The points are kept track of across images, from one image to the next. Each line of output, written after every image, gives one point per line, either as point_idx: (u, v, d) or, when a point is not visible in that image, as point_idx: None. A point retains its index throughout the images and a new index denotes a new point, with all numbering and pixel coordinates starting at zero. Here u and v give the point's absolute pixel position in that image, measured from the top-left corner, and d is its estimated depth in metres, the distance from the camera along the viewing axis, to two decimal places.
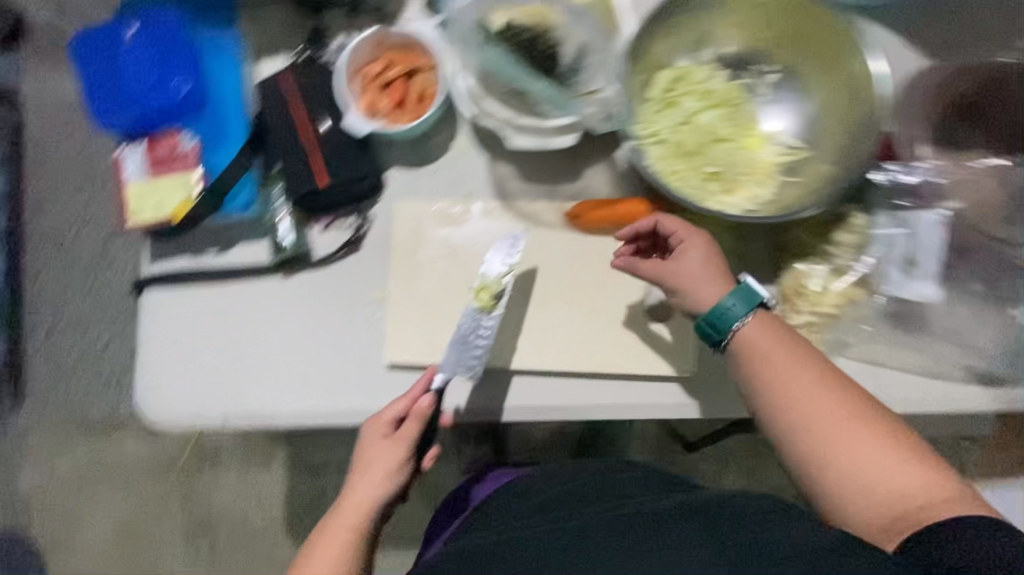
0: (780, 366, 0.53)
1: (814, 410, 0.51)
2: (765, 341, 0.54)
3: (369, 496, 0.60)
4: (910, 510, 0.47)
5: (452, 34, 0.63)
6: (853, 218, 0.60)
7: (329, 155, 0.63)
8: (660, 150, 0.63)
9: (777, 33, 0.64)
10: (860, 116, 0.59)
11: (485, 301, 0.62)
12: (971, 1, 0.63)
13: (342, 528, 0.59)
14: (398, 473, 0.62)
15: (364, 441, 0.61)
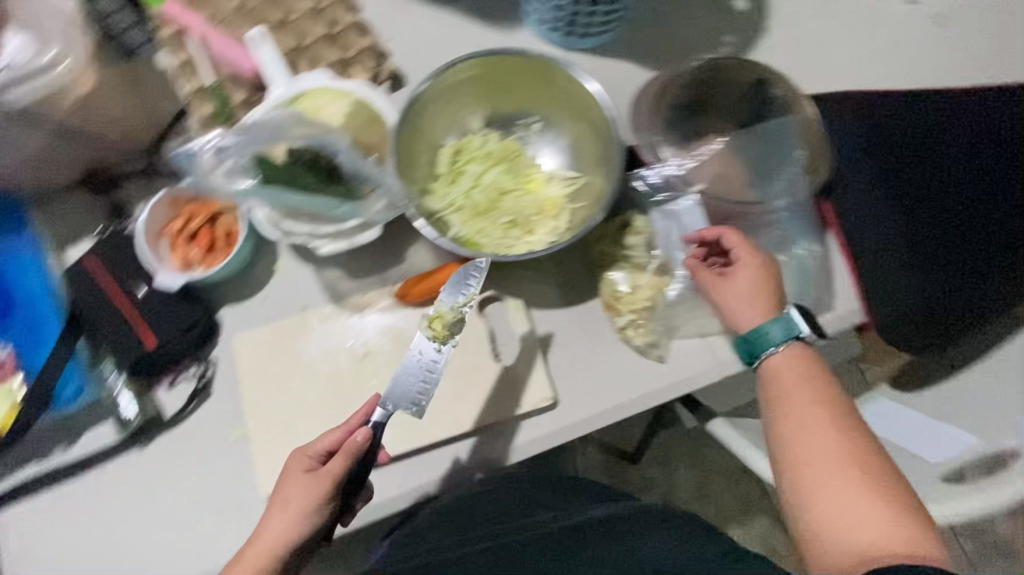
0: (792, 388, 0.56)
1: (807, 432, 0.53)
2: (784, 372, 0.58)
3: (277, 538, 0.56)
4: (871, 558, 0.46)
5: (220, 178, 0.64)
6: (633, 222, 0.68)
7: (150, 317, 0.65)
8: (460, 217, 0.70)
9: (518, 92, 0.72)
10: (602, 136, 0.68)
11: (439, 331, 0.60)
12: (657, 35, 0.80)
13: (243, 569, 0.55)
14: (314, 520, 0.57)
15: (288, 473, 0.59)
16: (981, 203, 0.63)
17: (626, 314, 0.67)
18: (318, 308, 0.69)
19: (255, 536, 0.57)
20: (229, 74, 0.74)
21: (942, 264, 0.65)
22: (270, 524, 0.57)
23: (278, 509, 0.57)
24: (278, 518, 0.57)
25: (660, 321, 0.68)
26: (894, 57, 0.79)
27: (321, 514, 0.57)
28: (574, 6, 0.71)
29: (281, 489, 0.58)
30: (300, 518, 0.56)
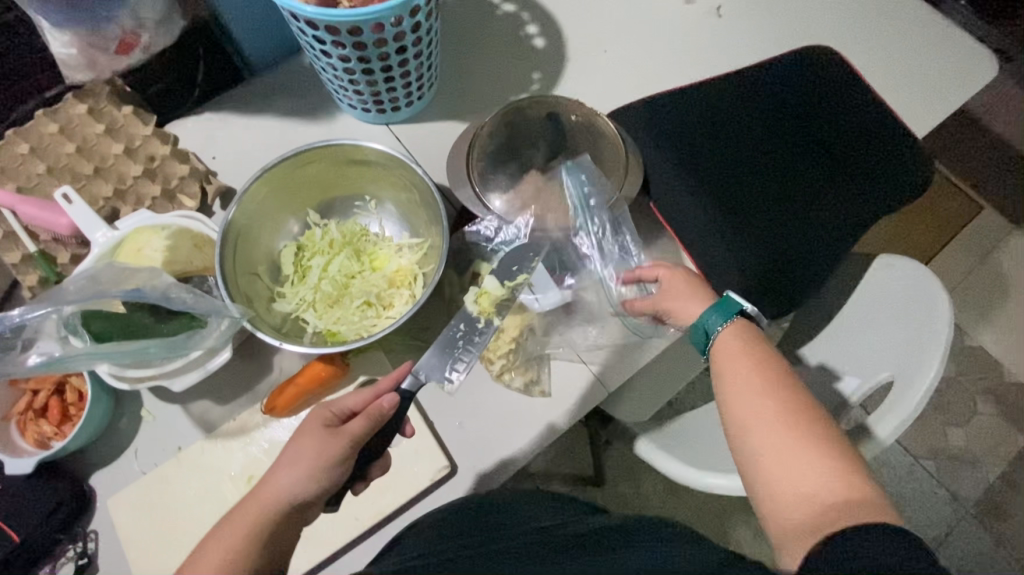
0: (739, 358, 0.57)
1: (757, 397, 0.53)
2: (729, 344, 0.58)
3: (284, 493, 0.52)
4: (827, 511, 0.46)
5: (35, 357, 0.59)
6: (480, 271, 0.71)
7: (8, 510, 0.61)
8: (315, 311, 0.70)
9: (340, 181, 0.75)
10: (425, 198, 0.70)
11: (485, 305, 0.67)
12: (466, 90, 0.84)
13: (233, 531, 0.50)
14: (323, 482, 0.53)
15: (307, 425, 0.56)
16: (766, 169, 0.72)
17: (499, 359, 0.68)
18: (191, 447, 0.66)
19: (253, 492, 0.52)
20: (50, 236, 0.73)
21: (763, 226, 0.70)
22: (278, 477, 0.52)
23: (287, 465, 0.53)
24: (289, 472, 0.52)
25: (532, 356, 0.69)
26: (682, 59, 0.86)
27: (333, 476, 0.53)
28: (372, 87, 0.74)
29: (297, 440, 0.55)
30: (315, 474, 0.52)
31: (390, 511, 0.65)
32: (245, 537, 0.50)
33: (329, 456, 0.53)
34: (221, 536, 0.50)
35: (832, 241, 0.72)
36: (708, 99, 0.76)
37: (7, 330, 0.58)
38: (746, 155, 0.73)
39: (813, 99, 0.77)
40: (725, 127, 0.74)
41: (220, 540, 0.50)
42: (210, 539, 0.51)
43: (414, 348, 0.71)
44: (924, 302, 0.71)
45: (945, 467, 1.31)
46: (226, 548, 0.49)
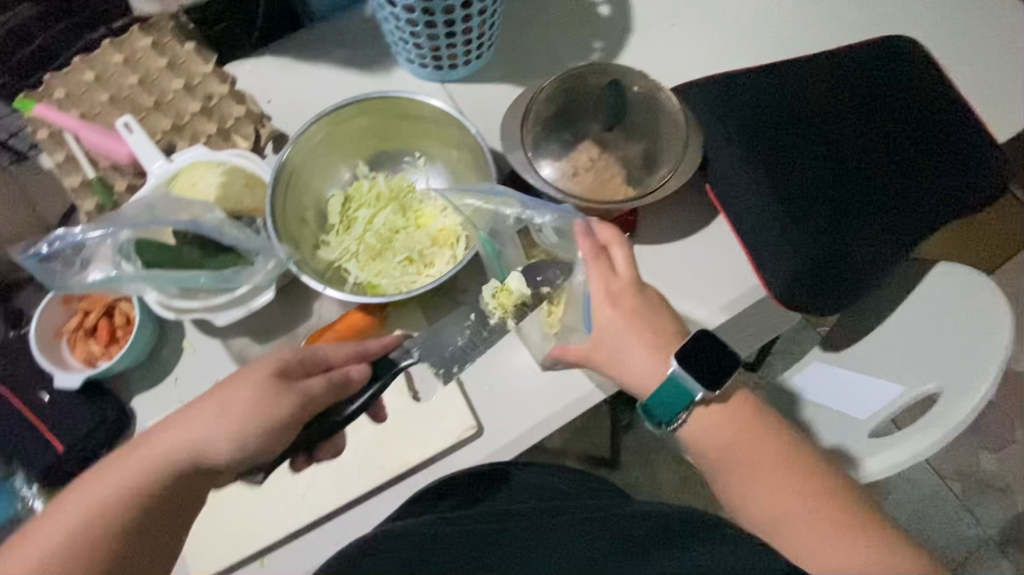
0: (732, 446, 0.56)
1: (762, 487, 0.53)
2: (709, 433, 0.57)
3: (201, 439, 0.50)
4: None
5: (91, 274, 0.61)
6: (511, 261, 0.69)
7: (57, 420, 0.64)
8: (357, 262, 0.71)
9: (392, 135, 0.74)
10: (475, 159, 0.69)
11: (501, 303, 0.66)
12: (526, 55, 0.82)
13: (133, 468, 0.48)
14: (247, 448, 0.51)
15: (236, 382, 0.52)
16: (831, 162, 0.69)
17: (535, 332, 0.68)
18: None
19: (158, 439, 0.49)
20: (109, 164, 0.74)
21: (822, 220, 0.67)
22: (199, 425, 0.50)
23: (215, 407, 0.51)
24: (213, 419, 0.50)
25: None
26: (752, 39, 0.83)
27: (261, 442, 0.51)
28: (432, 41, 0.72)
29: (230, 390, 0.52)
30: (240, 436, 0.50)
31: (414, 465, 0.66)
32: (147, 478, 0.48)
33: (269, 419, 0.51)
34: (121, 466, 0.48)
35: (896, 241, 0.69)
36: (778, 83, 0.73)
37: (66, 247, 0.60)
38: (812, 145, 0.70)
39: (890, 92, 0.73)
40: (792, 114, 0.71)
41: (117, 474, 0.47)
42: (110, 462, 0.49)
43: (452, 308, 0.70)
44: (972, 326, 0.68)
45: (971, 490, 1.28)
46: (123, 484, 0.47)
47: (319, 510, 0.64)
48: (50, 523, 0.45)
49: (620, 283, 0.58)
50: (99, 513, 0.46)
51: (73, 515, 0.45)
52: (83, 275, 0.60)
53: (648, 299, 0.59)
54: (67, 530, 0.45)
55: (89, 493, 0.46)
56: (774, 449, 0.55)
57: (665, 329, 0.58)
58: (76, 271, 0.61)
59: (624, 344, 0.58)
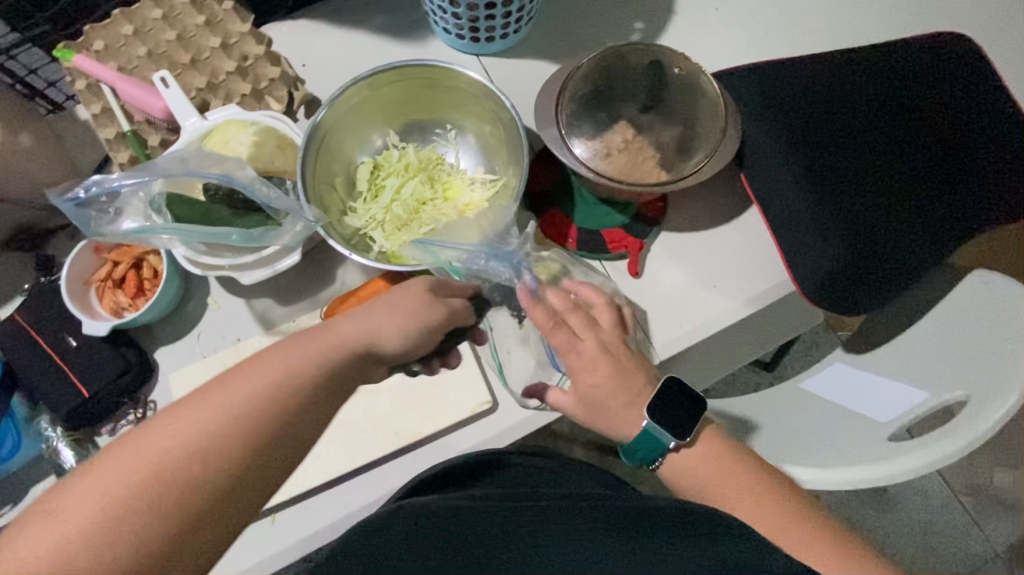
0: (704, 472, 0.56)
1: (733, 510, 0.53)
2: (689, 466, 0.57)
3: (368, 331, 0.49)
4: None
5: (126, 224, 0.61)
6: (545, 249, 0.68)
7: (81, 367, 0.65)
8: (382, 231, 0.70)
9: (426, 104, 0.74)
10: (509, 133, 0.68)
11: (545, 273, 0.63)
12: (564, 33, 0.81)
13: (305, 349, 0.45)
14: (409, 343, 0.51)
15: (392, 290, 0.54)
16: (872, 157, 0.67)
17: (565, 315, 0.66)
18: (252, 339, 0.69)
19: (335, 325, 0.48)
20: (144, 118, 0.74)
21: (857, 213, 0.65)
22: (368, 317, 0.50)
23: (378, 308, 0.51)
24: (381, 314, 0.50)
25: None
26: (797, 29, 0.80)
27: (417, 341, 0.52)
28: (471, 12, 0.71)
29: (387, 296, 0.53)
30: (408, 329, 0.51)
31: (427, 435, 0.67)
32: (320, 359, 0.45)
33: (428, 320, 0.52)
34: (275, 353, 0.44)
35: (931, 246, 0.67)
36: (826, 75, 0.71)
37: (102, 193, 0.61)
38: (855, 140, 0.68)
39: (941, 88, 0.70)
40: (837, 107, 0.69)
41: (276, 359, 0.44)
42: (270, 349, 0.45)
43: None
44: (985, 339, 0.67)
45: (983, 507, 1.26)
46: (298, 362, 0.44)
47: (332, 473, 0.65)
48: (182, 413, 0.39)
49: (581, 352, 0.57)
50: (212, 428, 0.39)
51: (215, 410, 0.40)
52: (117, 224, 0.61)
53: (617, 357, 0.57)
54: (223, 414, 0.40)
55: (247, 378, 0.42)
56: (745, 470, 0.55)
57: (631, 387, 0.56)
58: (112, 219, 0.61)
59: (599, 405, 0.56)
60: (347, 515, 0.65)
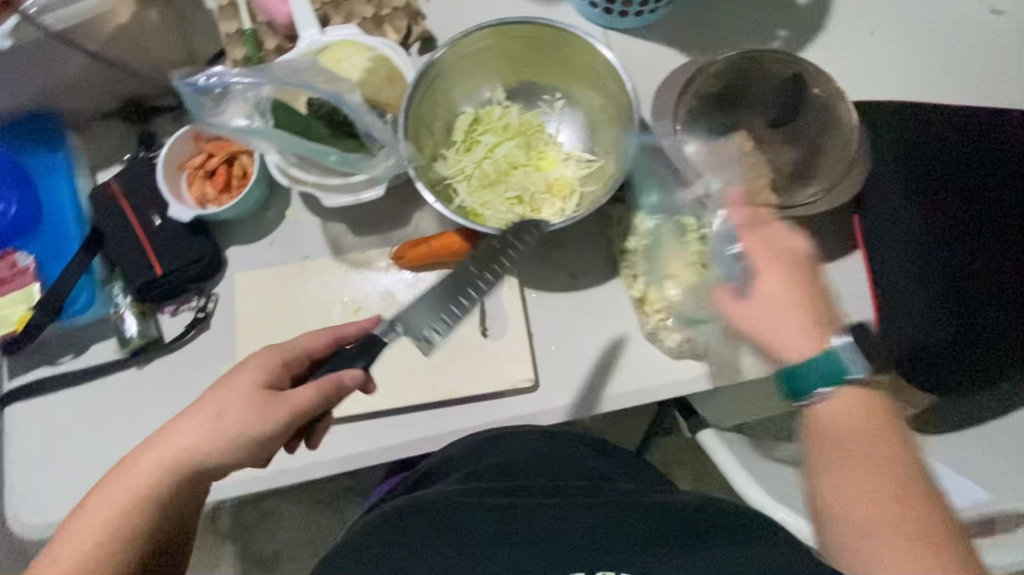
0: (851, 436, 0.46)
1: (853, 484, 0.44)
2: (838, 417, 0.47)
3: (186, 449, 0.48)
4: None
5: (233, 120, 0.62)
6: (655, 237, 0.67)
7: (160, 246, 0.67)
8: (467, 185, 0.69)
9: (542, 68, 0.71)
10: (620, 118, 0.65)
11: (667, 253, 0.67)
12: (702, 24, 0.76)
13: (129, 483, 0.46)
14: (224, 455, 0.49)
15: (219, 389, 0.50)
16: (1006, 238, 0.62)
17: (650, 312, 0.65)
18: (319, 259, 0.70)
19: (158, 441, 0.48)
20: (266, 20, 0.74)
21: (972, 293, 0.61)
22: (182, 433, 0.48)
23: (192, 414, 0.49)
24: (198, 425, 0.48)
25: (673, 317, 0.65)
26: (955, 75, 0.73)
27: (237, 450, 0.49)
28: None
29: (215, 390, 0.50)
30: (222, 437, 0.48)
31: (463, 396, 0.66)
32: (139, 491, 0.46)
33: (259, 429, 0.49)
34: (109, 488, 0.46)
35: None
36: (983, 138, 0.65)
37: (219, 85, 0.61)
38: (985, 221, 0.63)
39: None
40: (986, 177, 0.64)
41: (107, 497, 0.46)
42: (96, 491, 0.47)
43: (544, 260, 0.69)
44: None
45: None
46: (130, 490, 0.46)
47: (365, 407, 0.66)
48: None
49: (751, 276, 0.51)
50: None
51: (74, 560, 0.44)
52: (225, 119, 0.62)
53: (810, 287, 0.50)
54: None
55: (83, 522, 0.45)
56: (894, 457, 0.45)
57: (806, 316, 0.49)
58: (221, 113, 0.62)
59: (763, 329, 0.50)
60: (369, 450, 0.66)
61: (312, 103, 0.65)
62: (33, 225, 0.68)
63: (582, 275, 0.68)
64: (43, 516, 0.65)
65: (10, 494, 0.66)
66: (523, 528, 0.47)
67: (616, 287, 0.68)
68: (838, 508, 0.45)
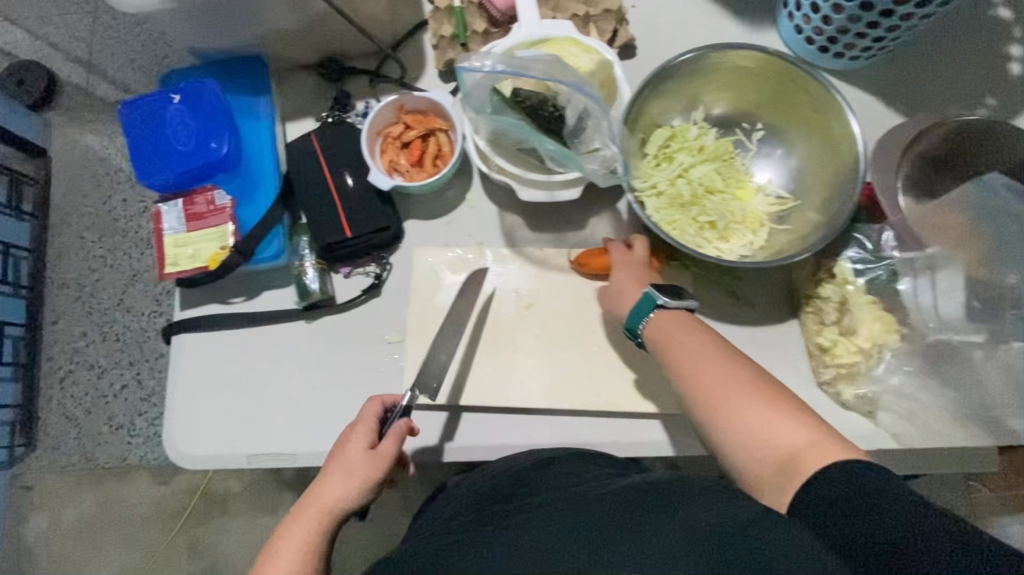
0: (669, 335, 0.56)
1: (689, 364, 0.53)
2: (656, 327, 0.57)
3: (337, 503, 0.55)
4: (787, 454, 0.45)
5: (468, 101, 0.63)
6: (852, 285, 0.64)
7: (353, 208, 0.69)
8: (657, 202, 0.68)
9: (753, 96, 0.70)
10: (838, 164, 0.64)
11: (886, 317, 0.63)
12: (910, 78, 0.75)
13: (295, 533, 0.53)
14: (362, 495, 0.56)
15: (337, 450, 0.58)
16: None
17: (831, 366, 0.65)
18: (495, 248, 0.71)
19: (317, 497, 0.55)
20: None
21: None
22: (324, 487, 0.56)
23: (336, 475, 0.56)
24: (337, 482, 0.56)
25: (857, 372, 0.64)
26: None
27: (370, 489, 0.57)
28: (848, 21, 0.66)
29: (335, 451, 0.58)
30: (354, 478, 0.56)
31: (622, 410, 0.66)
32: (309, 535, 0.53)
33: (378, 475, 0.57)
34: (282, 536, 0.53)
35: None
36: None
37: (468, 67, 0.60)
38: None
39: None
40: None
41: (282, 548, 0.52)
42: (273, 546, 0.52)
43: (725, 289, 0.69)
44: None
45: None
46: (299, 546, 0.52)
47: (523, 402, 0.66)
48: None
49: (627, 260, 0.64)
50: None
51: None
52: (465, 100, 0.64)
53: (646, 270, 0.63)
54: None
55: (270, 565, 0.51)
56: (721, 351, 0.53)
57: (709, 338, 0.55)
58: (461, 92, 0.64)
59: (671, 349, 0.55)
60: (519, 445, 0.66)
61: (522, 94, 0.63)
62: (233, 165, 0.68)
63: (756, 309, 0.69)
64: (198, 449, 0.67)
65: (169, 423, 0.67)
66: (484, 550, 0.44)
67: (791, 329, 0.68)
68: (697, 405, 0.51)
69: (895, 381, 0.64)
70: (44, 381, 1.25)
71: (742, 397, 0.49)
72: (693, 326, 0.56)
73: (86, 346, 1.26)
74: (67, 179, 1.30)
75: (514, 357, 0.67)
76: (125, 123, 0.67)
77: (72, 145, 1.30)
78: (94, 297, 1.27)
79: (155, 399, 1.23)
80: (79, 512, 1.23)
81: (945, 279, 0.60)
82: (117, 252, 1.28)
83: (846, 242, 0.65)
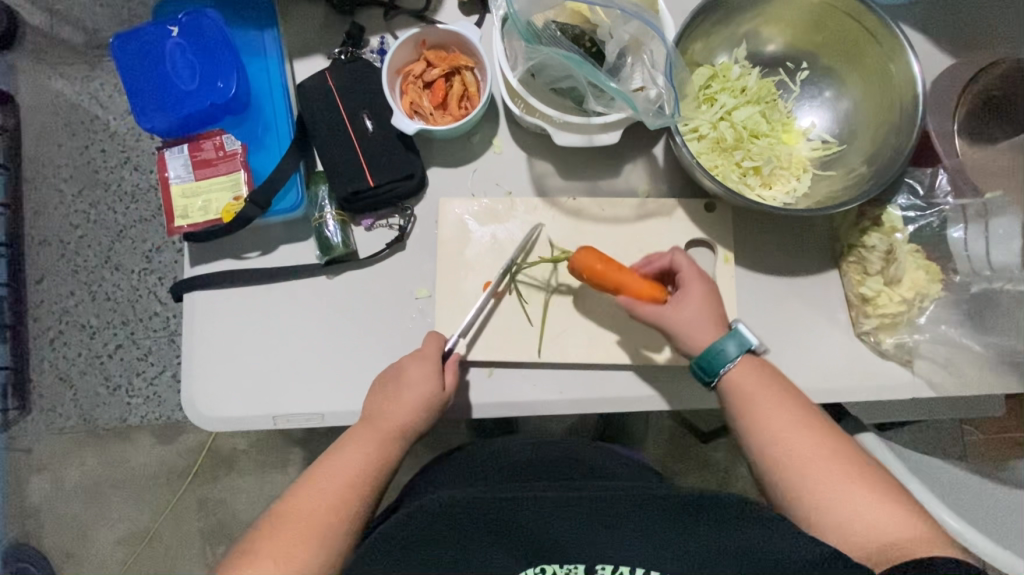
0: (766, 406, 0.55)
1: (789, 441, 0.53)
2: (753, 395, 0.56)
3: (404, 425, 0.57)
4: (895, 541, 0.47)
5: (510, 32, 0.60)
6: (897, 232, 0.63)
7: (375, 155, 0.64)
8: (699, 145, 0.64)
9: (800, 32, 0.66)
10: (893, 105, 0.61)
11: (931, 269, 0.62)
12: None
13: (352, 459, 0.55)
14: (426, 420, 0.58)
15: (398, 378, 0.58)
16: None
17: (874, 316, 0.63)
18: (523, 197, 0.67)
19: (379, 419, 0.57)
20: None
21: None
22: (393, 412, 0.57)
23: (392, 399, 0.58)
24: (399, 408, 0.57)
25: (902, 322, 0.63)
26: None
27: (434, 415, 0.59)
28: None
29: (393, 380, 0.59)
30: (422, 409, 0.57)
31: (660, 362, 0.64)
32: (371, 455, 0.55)
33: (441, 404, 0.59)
34: (342, 458, 0.55)
35: None
36: None
37: None
38: None
39: None
40: None
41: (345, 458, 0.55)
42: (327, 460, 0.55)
43: (767, 236, 0.66)
44: None
45: None
46: (359, 463, 0.55)
47: (559, 357, 0.64)
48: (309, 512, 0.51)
49: (691, 274, 0.60)
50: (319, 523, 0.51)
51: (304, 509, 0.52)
52: (506, 32, 0.61)
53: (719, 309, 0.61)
54: (322, 518, 0.51)
55: (332, 477, 0.54)
56: (817, 433, 0.53)
57: (794, 405, 0.55)
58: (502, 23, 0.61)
59: (769, 424, 0.54)
60: (554, 401, 0.64)
61: (557, 26, 0.59)
62: (241, 108, 0.65)
63: (798, 257, 0.66)
64: (221, 410, 0.64)
65: (187, 385, 0.64)
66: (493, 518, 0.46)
67: (831, 279, 0.65)
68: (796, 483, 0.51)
69: (934, 328, 0.63)
70: (35, 342, 1.19)
71: (839, 479, 0.50)
72: (782, 393, 0.56)
73: (75, 305, 1.19)
74: (39, 128, 1.21)
75: (463, 339, 0.63)
76: (119, 62, 0.62)
77: (41, 90, 1.20)
78: (80, 255, 1.20)
79: (152, 358, 1.17)
80: (82, 472, 1.19)
81: (999, 226, 0.61)
82: (100, 206, 1.20)
83: (897, 189, 0.64)
